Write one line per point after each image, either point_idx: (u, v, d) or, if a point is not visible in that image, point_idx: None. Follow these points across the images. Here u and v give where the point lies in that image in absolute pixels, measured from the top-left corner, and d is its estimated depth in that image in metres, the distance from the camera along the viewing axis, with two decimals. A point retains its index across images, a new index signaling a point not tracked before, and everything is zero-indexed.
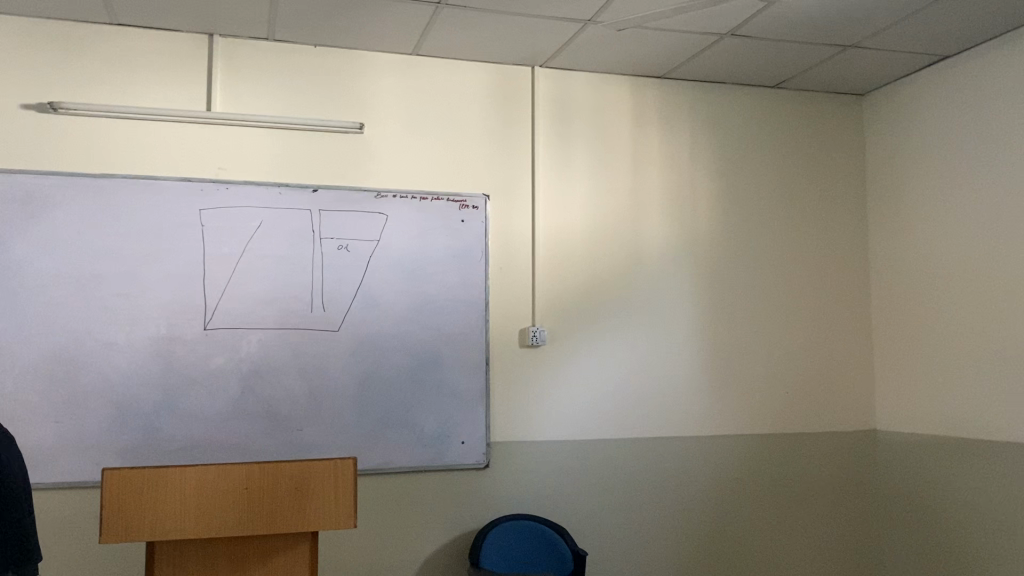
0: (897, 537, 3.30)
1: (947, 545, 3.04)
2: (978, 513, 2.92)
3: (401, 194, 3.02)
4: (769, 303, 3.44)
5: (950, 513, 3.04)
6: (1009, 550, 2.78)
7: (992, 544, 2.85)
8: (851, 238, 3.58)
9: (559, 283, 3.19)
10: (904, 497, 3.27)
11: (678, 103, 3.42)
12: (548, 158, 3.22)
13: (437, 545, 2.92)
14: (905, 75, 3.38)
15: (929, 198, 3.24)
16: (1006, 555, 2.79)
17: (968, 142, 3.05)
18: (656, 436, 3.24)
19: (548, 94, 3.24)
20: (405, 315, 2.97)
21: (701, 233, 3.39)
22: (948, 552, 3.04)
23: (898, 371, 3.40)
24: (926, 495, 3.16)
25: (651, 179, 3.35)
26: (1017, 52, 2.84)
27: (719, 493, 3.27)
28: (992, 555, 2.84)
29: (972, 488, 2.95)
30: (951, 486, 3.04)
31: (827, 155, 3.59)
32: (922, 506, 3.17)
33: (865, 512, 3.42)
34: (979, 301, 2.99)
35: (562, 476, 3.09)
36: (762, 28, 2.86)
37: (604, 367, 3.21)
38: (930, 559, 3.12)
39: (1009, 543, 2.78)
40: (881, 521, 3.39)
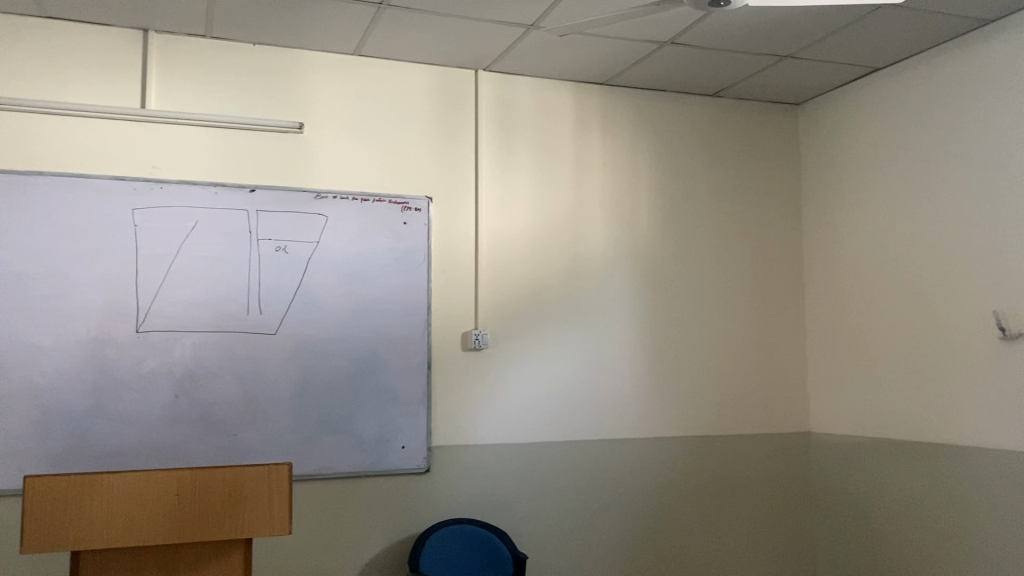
0: (830, 536, 3.37)
1: (878, 543, 3.12)
2: (908, 512, 3.00)
3: (341, 196, 2.98)
4: (708, 308, 3.50)
5: (882, 511, 3.12)
6: (938, 547, 2.86)
7: (921, 541, 2.94)
8: (786, 244, 3.66)
9: (501, 286, 3.19)
10: (837, 497, 3.35)
11: (620, 109, 3.45)
12: (491, 161, 3.22)
13: (376, 550, 2.89)
14: (838, 86, 3.47)
15: (862, 205, 3.33)
16: (934, 552, 2.88)
17: (899, 151, 3.14)
18: (597, 439, 3.26)
19: (491, 98, 3.24)
20: (345, 319, 2.93)
21: (641, 237, 3.43)
22: (878, 551, 3.12)
23: (832, 375, 3.48)
24: (857, 495, 3.24)
25: (593, 184, 3.38)
26: (947, 66, 2.95)
27: (658, 495, 3.30)
28: (922, 552, 2.93)
29: (902, 487, 3.03)
30: (883, 486, 3.12)
31: (764, 163, 3.66)
32: (855, 506, 3.25)
33: (800, 512, 3.50)
34: (910, 306, 3.08)
35: (504, 480, 3.08)
36: (702, 37, 2.90)
37: (546, 371, 3.22)
38: (861, 558, 3.20)
39: (939, 541, 2.86)
40: (814, 521, 3.47)
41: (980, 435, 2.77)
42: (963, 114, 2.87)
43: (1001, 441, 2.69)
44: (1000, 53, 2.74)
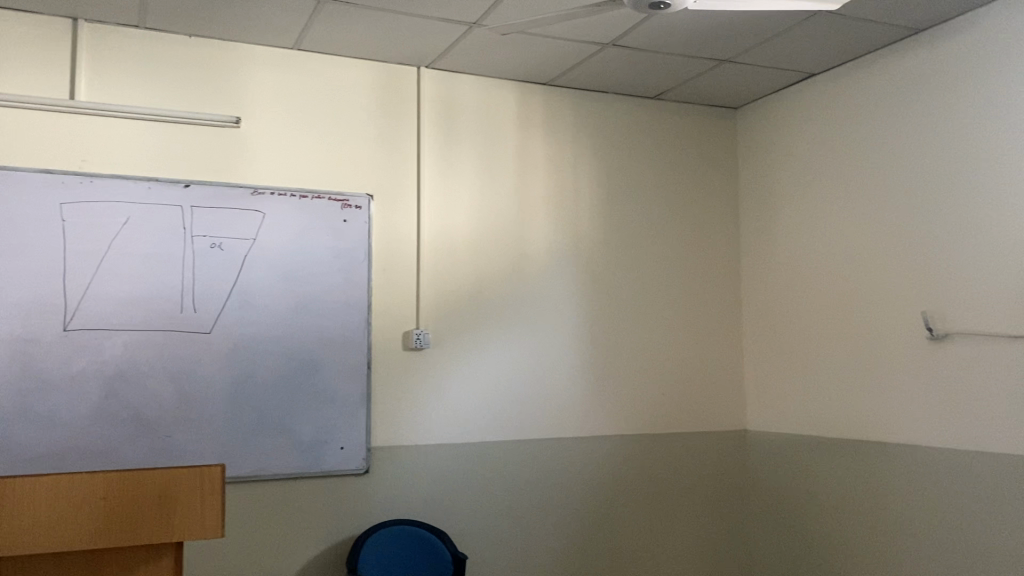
0: (765, 532, 3.44)
1: (812, 539, 3.19)
2: (841, 508, 3.07)
3: (279, 192, 2.93)
4: (648, 308, 3.53)
5: (815, 507, 3.19)
6: (869, 542, 2.94)
7: (853, 536, 3.01)
8: (725, 246, 3.72)
9: (443, 285, 3.17)
10: (772, 494, 3.42)
11: (563, 109, 3.46)
12: (434, 160, 3.20)
13: (314, 553, 2.84)
14: (775, 91, 3.54)
15: (798, 208, 3.40)
16: (866, 546, 2.95)
17: (834, 156, 3.22)
18: (538, 439, 3.27)
19: (433, 95, 3.22)
20: (283, 317, 2.88)
21: (583, 237, 3.44)
22: (812, 546, 3.19)
23: (769, 374, 3.55)
24: (792, 492, 3.31)
25: (535, 183, 3.38)
26: (880, 73, 3.03)
27: (598, 494, 3.32)
28: (853, 547, 3.00)
29: (836, 484, 3.11)
30: (817, 483, 3.19)
31: (703, 165, 3.71)
32: (789, 502, 3.32)
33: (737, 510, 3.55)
34: (844, 306, 3.16)
35: (445, 480, 3.07)
36: (643, 39, 2.93)
37: (487, 370, 3.21)
38: (795, 553, 3.26)
39: (870, 535, 2.93)
40: (750, 517, 3.53)
41: (911, 432, 2.85)
42: (896, 120, 2.95)
43: (930, 438, 2.78)
44: (931, 63, 2.83)
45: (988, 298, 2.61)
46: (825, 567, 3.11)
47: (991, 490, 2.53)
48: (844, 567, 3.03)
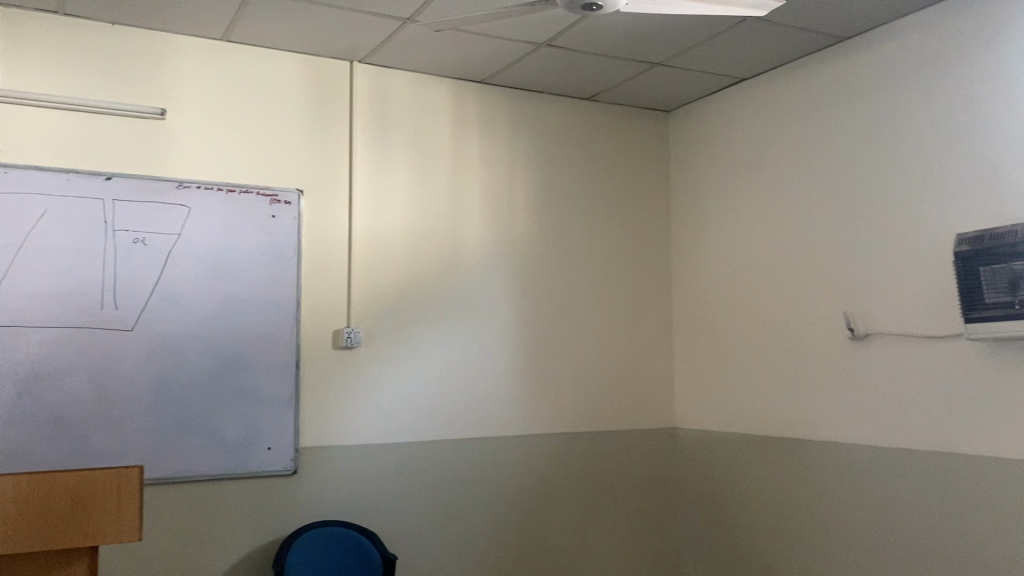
0: (693, 529, 3.50)
1: (738, 534, 3.25)
2: (767, 503, 3.14)
3: (206, 186, 2.86)
4: (581, 308, 3.56)
5: (742, 504, 3.25)
6: (794, 537, 3.01)
7: (779, 531, 3.08)
8: (656, 246, 3.77)
9: (375, 283, 3.13)
10: (700, 491, 3.48)
11: (498, 108, 3.46)
12: (367, 156, 3.16)
13: (240, 556, 2.78)
14: (706, 94, 3.60)
15: (727, 210, 3.47)
16: (790, 541, 3.02)
17: (762, 160, 3.30)
18: (470, 438, 3.26)
19: (366, 90, 3.18)
20: (209, 315, 2.81)
21: (517, 236, 3.45)
22: (738, 542, 3.25)
23: (698, 373, 3.61)
24: (720, 488, 3.37)
25: (469, 182, 3.37)
26: (807, 79, 3.11)
27: (531, 493, 3.33)
28: (779, 542, 3.07)
29: (762, 480, 3.18)
30: (744, 479, 3.26)
31: (636, 167, 3.76)
32: (717, 499, 3.38)
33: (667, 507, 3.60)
34: (771, 307, 3.23)
35: (376, 479, 3.04)
36: (577, 40, 2.94)
37: (419, 369, 3.19)
38: (723, 549, 3.32)
39: (795, 530, 3.01)
40: (679, 514, 3.59)
41: (834, 430, 2.94)
42: (822, 127, 3.04)
43: (853, 435, 2.86)
44: (856, 70, 2.92)
45: (906, 299, 2.70)
46: (751, 562, 3.18)
47: (909, 485, 2.62)
48: (769, 561, 3.11)
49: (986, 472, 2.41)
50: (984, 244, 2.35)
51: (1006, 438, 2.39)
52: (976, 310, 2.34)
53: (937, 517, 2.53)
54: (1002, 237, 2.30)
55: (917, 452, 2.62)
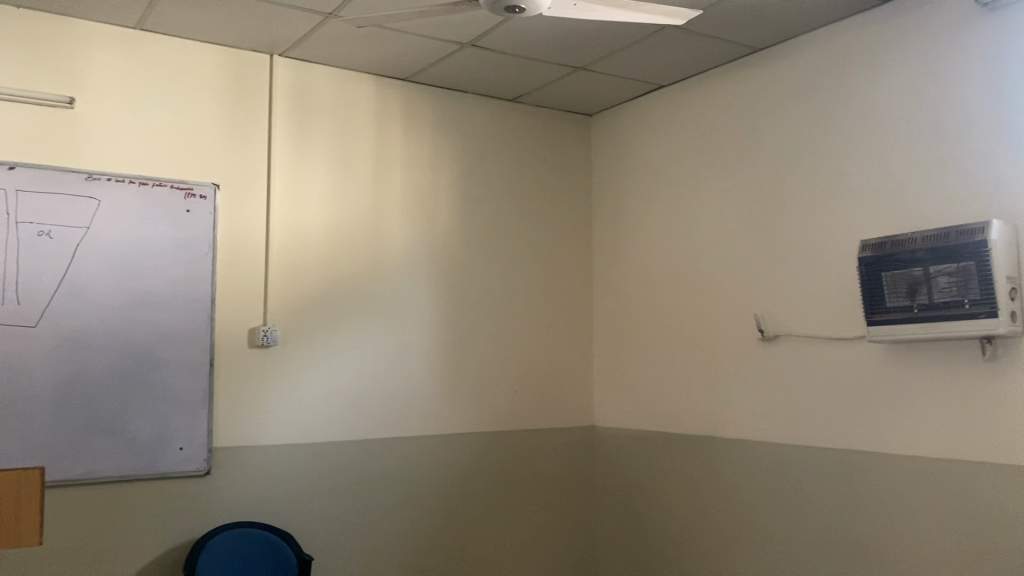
0: (609, 526, 3.56)
1: (653, 532, 3.33)
2: (681, 501, 3.22)
3: (116, 178, 2.77)
4: (502, 308, 3.57)
5: (657, 501, 3.33)
6: (707, 533, 3.09)
7: (692, 527, 3.16)
8: (578, 248, 3.82)
9: (294, 280, 3.09)
10: (616, 489, 3.54)
11: (421, 106, 3.45)
12: (286, 151, 3.11)
13: (149, 560, 2.70)
14: (627, 99, 3.66)
15: (646, 214, 3.54)
16: (703, 537, 3.11)
17: (681, 165, 3.38)
18: (390, 437, 3.24)
19: (287, 85, 3.13)
20: (118, 311, 2.72)
21: (439, 235, 3.44)
22: (653, 538, 3.33)
23: (616, 373, 3.68)
24: (635, 487, 3.44)
25: (391, 180, 3.35)
26: (724, 88, 3.20)
27: (450, 492, 3.33)
28: (692, 538, 3.15)
29: (676, 478, 3.26)
30: (659, 477, 3.33)
31: (559, 169, 3.80)
32: (633, 497, 3.44)
33: (584, 506, 3.66)
34: (688, 309, 3.31)
35: (292, 480, 2.99)
36: (501, 41, 2.96)
37: (338, 368, 3.15)
38: (638, 546, 3.39)
39: (707, 527, 3.10)
40: (596, 512, 3.64)
41: (745, 428, 3.03)
42: (738, 134, 3.13)
43: (763, 433, 2.95)
44: (771, 81, 3.01)
45: (814, 303, 2.81)
46: (665, 558, 3.26)
47: (815, 481, 2.73)
48: (682, 558, 3.18)
49: (885, 469, 2.53)
50: (886, 250, 2.44)
51: (905, 436, 2.50)
52: (877, 313, 2.45)
53: (841, 513, 2.64)
54: (902, 244, 2.39)
55: (822, 452, 2.72)
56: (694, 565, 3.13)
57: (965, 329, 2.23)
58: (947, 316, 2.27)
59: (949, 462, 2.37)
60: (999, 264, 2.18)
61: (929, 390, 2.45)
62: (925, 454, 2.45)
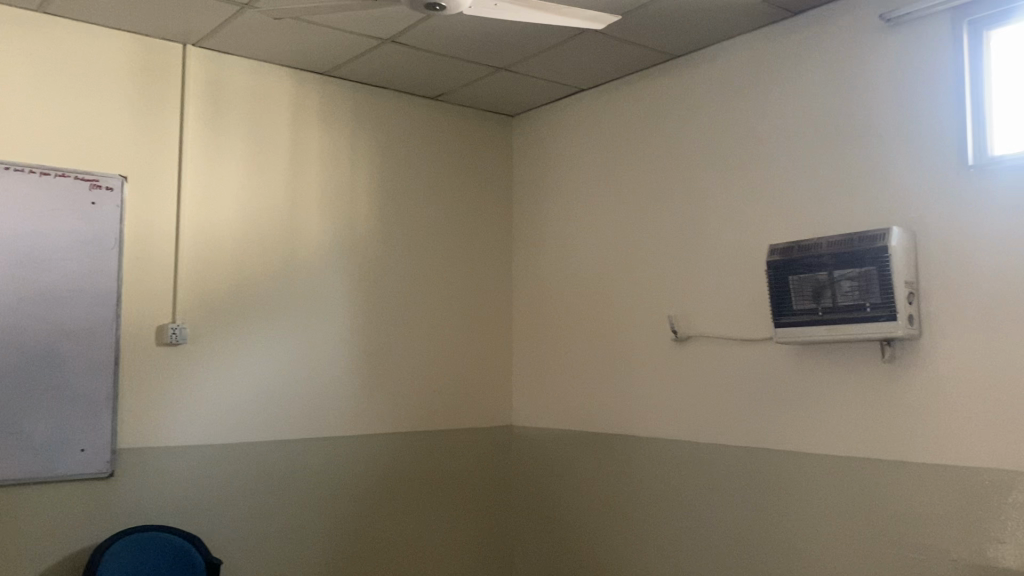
0: (525, 525, 3.58)
1: (568, 531, 3.36)
2: (595, 500, 3.27)
3: (15, 167, 2.64)
4: (421, 307, 3.55)
5: (573, 500, 3.36)
6: (620, 531, 3.15)
7: (605, 525, 3.21)
8: (498, 247, 3.83)
9: (206, 277, 3.01)
10: (533, 488, 3.56)
11: (341, 101, 3.40)
12: (199, 144, 3.02)
13: (46, 566, 2.59)
14: (548, 101, 3.69)
15: (566, 215, 3.58)
16: (616, 535, 3.16)
17: (600, 168, 3.42)
18: (304, 437, 3.19)
19: (200, 75, 3.04)
20: (15, 306, 2.60)
21: (358, 232, 3.40)
22: (567, 537, 3.36)
23: (534, 373, 3.70)
24: (551, 486, 3.47)
25: (309, 176, 3.29)
26: (643, 93, 3.26)
27: (365, 492, 3.30)
28: (605, 536, 3.20)
29: (591, 476, 3.30)
30: (575, 476, 3.37)
31: (480, 168, 3.80)
32: (549, 495, 3.48)
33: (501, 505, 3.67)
34: (605, 310, 3.36)
35: (201, 481, 2.91)
36: (421, 39, 2.94)
37: (251, 367, 3.09)
38: (553, 544, 3.42)
39: (621, 525, 3.14)
40: (512, 511, 3.66)
41: (658, 427, 3.09)
42: (655, 139, 3.19)
43: (676, 432, 3.02)
44: (687, 88, 3.08)
45: (725, 305, 2.88)
46: (579, 556, 3.30)
47: (724, 479, 2.81)
48: (596, 556, 3.23)
49: (791, 467, 2.61)
50: (793, 255, 2.52)
51: (809, 435, 2.59)
52: (785, 315, 2.53)
53: (749, 509, 2.72)
54: (808, 249, 2.47)
55: (733, 450, 2.80)
56: (608, 563, 3.18)
57: (865, 331, 2.32)
58: (849, 318, 2.36)
59: (849, 459, 2.47)
60: (897, 270, 2.28)
61: (832, 390, 2.54)
62: (828, 452, 2.54)
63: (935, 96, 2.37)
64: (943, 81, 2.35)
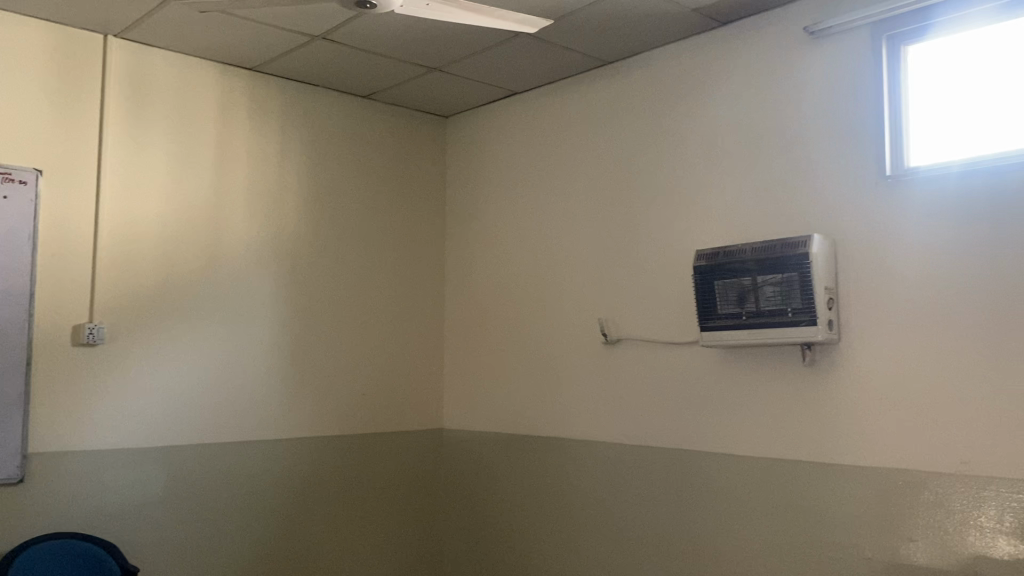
0: (454, 528, 3.57)
1: (497, 533, 3.36)
2: (524, 502, 3.27)
3: None
4: (351, 308, 3.51)
5: (501, 502, 3.36)
6: (548, 533, 3.16)
7: (534, 527, 3.22)
8: (430, 248, 3.81)
9: (126, 275, 2.91)
10: (463, 490, 3.55)
11: (270, 98, 3.34)
12: (120, 138, 2.93)
13: None
14: (482, 103, 3.69)
15: (498, 217, 3.58)
16: (544, 537, 3.17)
17: (533, 171, 3.43)
18: (228, 440, 3.12)
19: (122, 68, 2.94)
20: None
21: (286, 232, 3.34)
22: (496, 539, 3.36)
23: (465, 375, 3.69)
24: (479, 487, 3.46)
25: (236, 173, 3.22)
26: (575, 98, 3.28)
27: (292, 497, 3.24)
28: (533, 538, 3.21)
29: (521, 478, 3.30)
30: (504, 478, 3.37)
31: (413, 169, 3.77)
32: (479, 497, 3.47)
33: (430, 508, 3.65)
34: (536, 313, 3.37)
35: (118, 486, 2.82)
36: (353, 36, 2.91)
37: (173, 368, 3.00)
38: (482, 546, 3.41)
39: (550, 527, 3.16)
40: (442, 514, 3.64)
41: (587, 430, 3.11)
42: (587, 143, 3.22)
43: (604, 435, 3.05)
44: (619, 93, 3.11)
45: (653, 309, 2.92)
46: (507, 559, 3.30)
47: (649, 481, 2.84)
48: (524, 558, 3.23)
49: (714, 469, 2.66)
50: (718, 260, 2.56)
51: (734, 437, 2.64)
52: (710, 319, 2.57)
53: (673, 511, 2.76)
54: (733, 254, 2.52)
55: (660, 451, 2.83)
56: (536, 565, 3.18)
57: (786, 335, 2.38)
58: (771, 323, 2.41)
59: (770, 461, 2.53)
60: (817, 276, 2.34)
61: (754, 393, 2.60)
62: (752, 453, 2.59)
63: (856, 107, 2.44)
64: (863, 93, 2.43)
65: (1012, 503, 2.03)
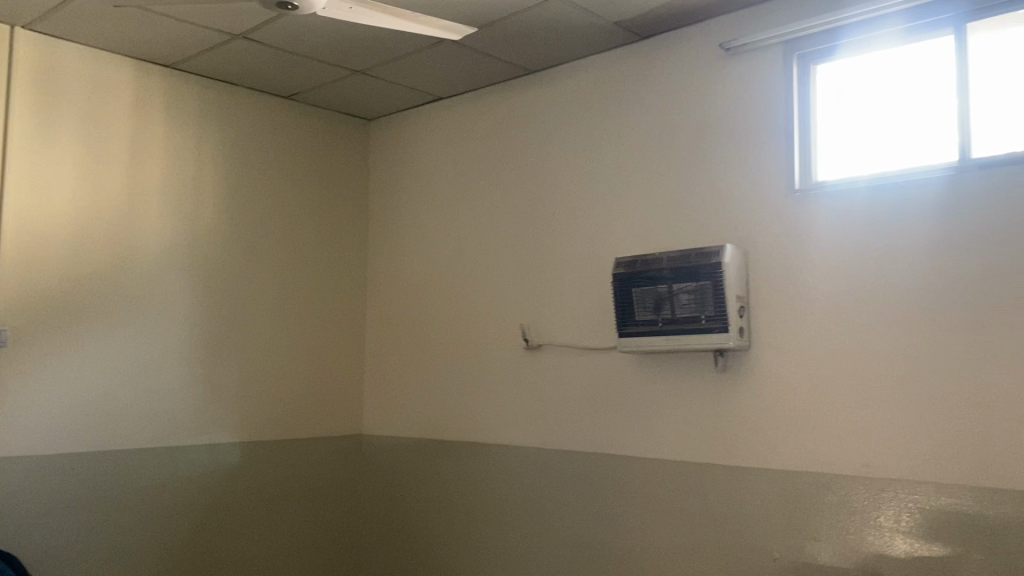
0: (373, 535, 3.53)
1: (417, 537, 3.34)
2: (443, 506, 3.26)
3: None
4: (270, 311, 3.46)
5: (421, 506, 3.35)
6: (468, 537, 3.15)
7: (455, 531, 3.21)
8: (352, 253, 3.78)
9: (30, 276, 2.81)
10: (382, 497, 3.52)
11: (188, 96, 3.26)
12: (27, 134, 2.82)
13: None
14: (406, 107, 3.68)
15: (421, 222, 3.58)
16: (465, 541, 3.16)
17: (457, 177, 3.44)
18: (139, 447, 3.03)
19: (30, 61, 2.83)
20: None
21: (203, 233, 3.27)
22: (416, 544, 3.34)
23: (386, 381, 3.67)
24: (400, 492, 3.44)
25: (151, 173, 3.14)
26: (499, 105, 3.30)
27: (207, 503, 3.16)
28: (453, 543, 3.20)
29: (439, 483, 3.30)
30: (422, 483, 3.36)
31: (335, 172, 3.74)
32: (397, 502, 3.44)
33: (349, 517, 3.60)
34: (457, 318, 3.38)
35: (19, 496, 2.71)
36: (275, 37, 2.86)
37: (81, 372, 2.91)
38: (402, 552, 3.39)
39: (469, 532, 3.15)
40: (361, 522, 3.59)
41: (506, 436, 3.14)
42: (510, 150, 3.24)
43: (523, 440, 3.07)
44: (543, 102, 3.15)
45: (573, 316, 2.96)
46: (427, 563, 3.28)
47: (564, 485, 2.88)
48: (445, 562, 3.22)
49: (627, 474, 2.72)
50: (637, 268, 2.61)
51: (650, 442, 2.70)
52: (628, 326, 2.62)
53: (587, 515, 2.81)
54: (650, 263, 2.58)
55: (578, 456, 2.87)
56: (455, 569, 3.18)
57: (701, 342, 2.45)
58: (686, 329, 2.48)
59: (683, 465, 2.59)
60: (730, 285, 2.42)
61: (669, 399, 2.66)
62: (666, 458, 2.65)
63: (768, 121, 2.53)
64: (775, 109, 2.52)
65: (909, 504, 2.13)
